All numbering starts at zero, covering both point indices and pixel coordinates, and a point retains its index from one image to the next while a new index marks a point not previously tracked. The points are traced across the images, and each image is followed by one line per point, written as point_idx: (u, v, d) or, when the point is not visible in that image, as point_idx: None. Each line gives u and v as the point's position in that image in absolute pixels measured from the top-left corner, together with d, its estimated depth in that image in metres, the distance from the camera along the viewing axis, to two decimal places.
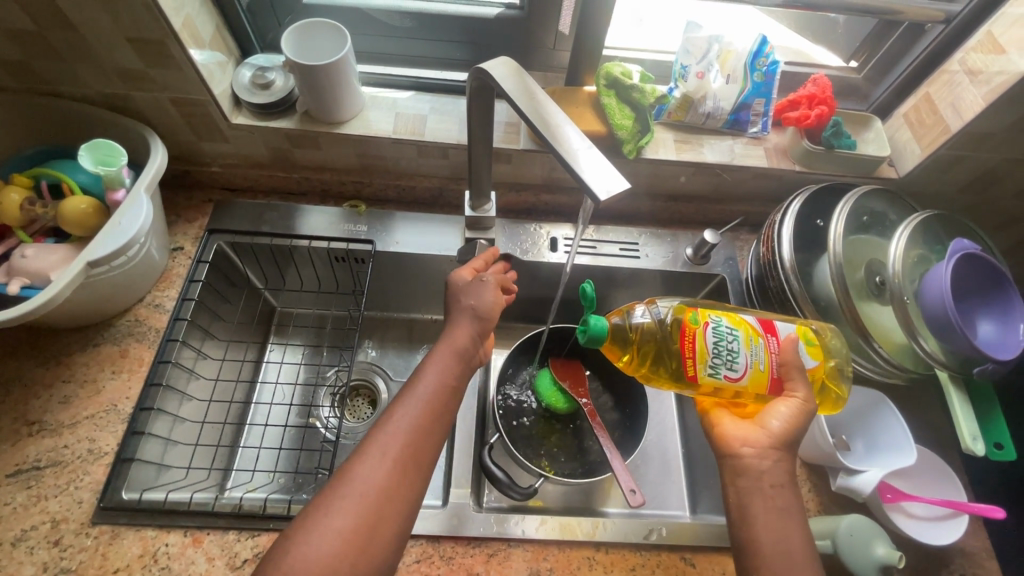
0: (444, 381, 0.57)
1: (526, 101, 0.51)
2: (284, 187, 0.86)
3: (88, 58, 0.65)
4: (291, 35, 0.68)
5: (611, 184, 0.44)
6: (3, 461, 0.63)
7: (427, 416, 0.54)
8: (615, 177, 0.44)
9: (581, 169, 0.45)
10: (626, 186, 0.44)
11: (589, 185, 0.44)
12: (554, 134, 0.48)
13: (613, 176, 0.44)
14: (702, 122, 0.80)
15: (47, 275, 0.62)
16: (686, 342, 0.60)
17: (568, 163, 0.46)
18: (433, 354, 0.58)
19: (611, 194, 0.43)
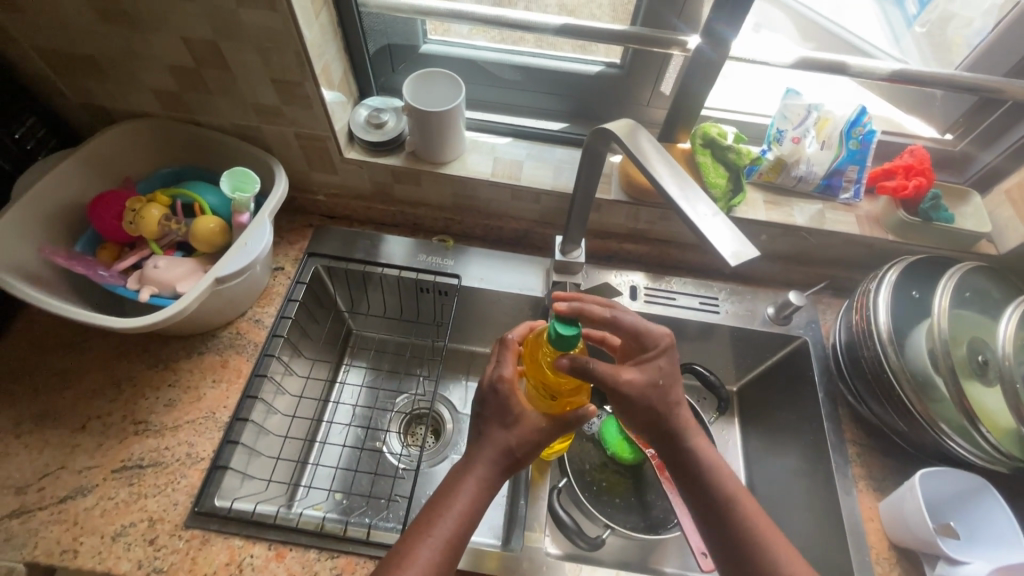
0: (461, 520, 0.55)
1: (647, 163, 0.52)
2: (379, 218, 0.91)
3: (232, 93, 0.72)
4: (413, 83, 0.74)
5: (740, 249, 0.44)
6: (110, 456, 0.67)
7: (449, 547, 0.54)
8: (746, 243, 0.43)
9: (709, 234, 0.45)
10: (755, 252, 0.44)
11: (718, 249, 0.44)
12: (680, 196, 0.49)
13: (742, 242, 0.44)
14: (793, 185, 0.81)
15: (174, 286, 0.68)
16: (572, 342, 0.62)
17: (692, 223, 0.46)
18: (458, 491, 0.56)
19: (745, 258, 0.43)
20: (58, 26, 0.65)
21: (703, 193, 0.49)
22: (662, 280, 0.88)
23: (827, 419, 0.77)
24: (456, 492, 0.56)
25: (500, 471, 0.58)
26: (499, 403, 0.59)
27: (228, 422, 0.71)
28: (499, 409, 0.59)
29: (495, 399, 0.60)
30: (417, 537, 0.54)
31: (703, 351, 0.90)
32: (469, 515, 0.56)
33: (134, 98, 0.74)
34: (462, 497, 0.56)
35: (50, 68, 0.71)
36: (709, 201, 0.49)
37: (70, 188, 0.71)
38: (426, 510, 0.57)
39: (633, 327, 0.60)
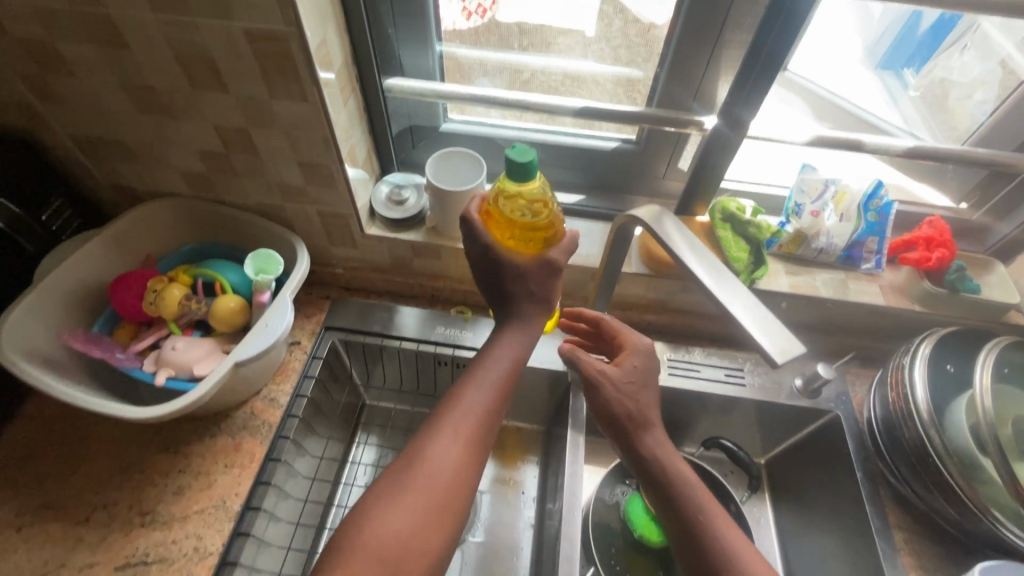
0: (498, 379, 0.55)
1: (677, 250, 0.51)
2: (397, 290, 0.90)
3: (258, 175, 0.73)
4: (435, 163, 0.76)
5: (786, 344, 0.42)
6: (113, 552, 0.64)
7: (479, 440, 0.52)
8: (792, 338, 0.42)
9: (753, 328, 0.43)
10: (802, 347, 0.42)
11: (763, 345, 0.43)
12: (719, 283, 0.47)
13: (787, 336, 0.43)
14: (814, 256, 0.81)
15: (191, 368, 0.67)
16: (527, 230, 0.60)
17: (732, 316, 0.45)
18: (493, 352, 0.56)
19: (791, 354, 0.42)
20: (95, 114, 0.67)
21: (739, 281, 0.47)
22: (684, 350, 0.87)
23: (869, 502, 0.73)
24: (482, 379, 0.55)
25: (530, 336, 0.58)
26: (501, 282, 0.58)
27: (240, 511, 0.67)
28: (497, 277, 0.58)
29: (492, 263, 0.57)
30: (442, 421, 0.52)
31: (729, 423, 0.87)
32: (493, 409, 0.54)
33: (161, 178, 0.76)
34: (500, 360, 0.56)
35: (81, 151, 0.73)
36: (745, 289, 0.47)
37: (91, 269, 0.71)
38: (456, 379, 0.56)
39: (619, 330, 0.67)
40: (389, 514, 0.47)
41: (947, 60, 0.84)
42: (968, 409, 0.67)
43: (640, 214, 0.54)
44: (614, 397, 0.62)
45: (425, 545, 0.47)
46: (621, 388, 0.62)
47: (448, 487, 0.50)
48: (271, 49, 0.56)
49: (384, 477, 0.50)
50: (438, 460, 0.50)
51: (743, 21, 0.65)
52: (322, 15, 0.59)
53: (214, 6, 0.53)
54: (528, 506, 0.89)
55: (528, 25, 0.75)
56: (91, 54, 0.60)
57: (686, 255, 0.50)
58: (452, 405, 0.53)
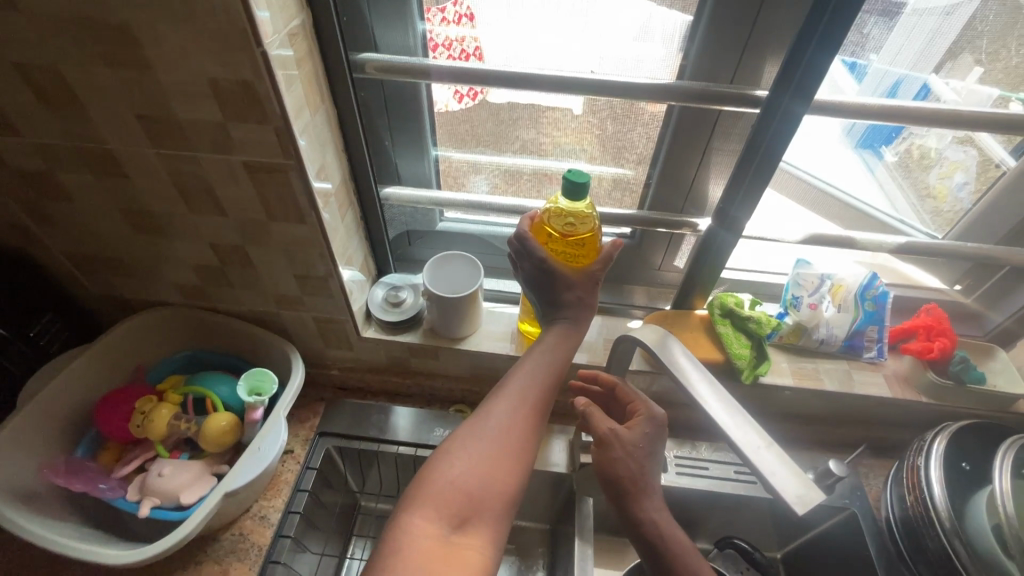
0: (554, 357, 0.59)
1: (687, 381, 0.49)
2: (394, 389, 0.88)
3: (254, 286, 0.72)
4: (432, 267, 0.76)
5: (805, 492, 0.41)
6: None
7: (541, 401, 0.56)
8: (811, 486, 0.41)
9: (772, 475, 0.42)
10: (822, 495, 0.41)
11: (781, 491, 0.42)
12: (734, 420, 0.46)
13: (804, 483, 0.42)
14: (815, 347, 0.80)
15: (177, 496, 0.63)
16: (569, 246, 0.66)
17: (746, 456, 0.43)
18: (546, 332, 0.61)
19: (812, 504, 0.40)
20: (90, 233, 0.67)
21: (752, 418, 0.46)
22: (691, 446, 0.84)
23: None
24: (540, 358, 0.59)
25: (580, 321, 0.62)
26: (552, 280, 0.61)
27: None
28: (550, 281, 0.62)
29: (543, 275, 0.61)
30: (504, 389, 0.57)
31: (741, 522, 0.83)
32: (549, 375, 0.58)
33: (154, 290, 0.75)
34: (554, 339, 0.60)
35: (74, 267, 0.72)
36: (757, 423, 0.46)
37: (78, 389, 0.69)
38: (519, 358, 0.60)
39: (627, 393, 0.63)
40: (459, 463, 0.51)
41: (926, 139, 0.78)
42: (989, 512, 0.64)
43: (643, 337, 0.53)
44: (618, 463, 0.58)
45: (499, 486, 0.51)
46: (628, 455, 0.58)
47: (514, 439, 0.53)
48: (270, 177, 0.57)
49: (455, 435, 0.54)
50: (502, 420, 0.54)
51: (730, 131, 0.68)
52: (320, 141, 0.60)
53: (215, 142, 0.54)
54: None
55: (517, 104, 0.71)
56: (90, 183, 0.60)
57: (698, 386, 0.49)
58: (515, 371, 0.58)
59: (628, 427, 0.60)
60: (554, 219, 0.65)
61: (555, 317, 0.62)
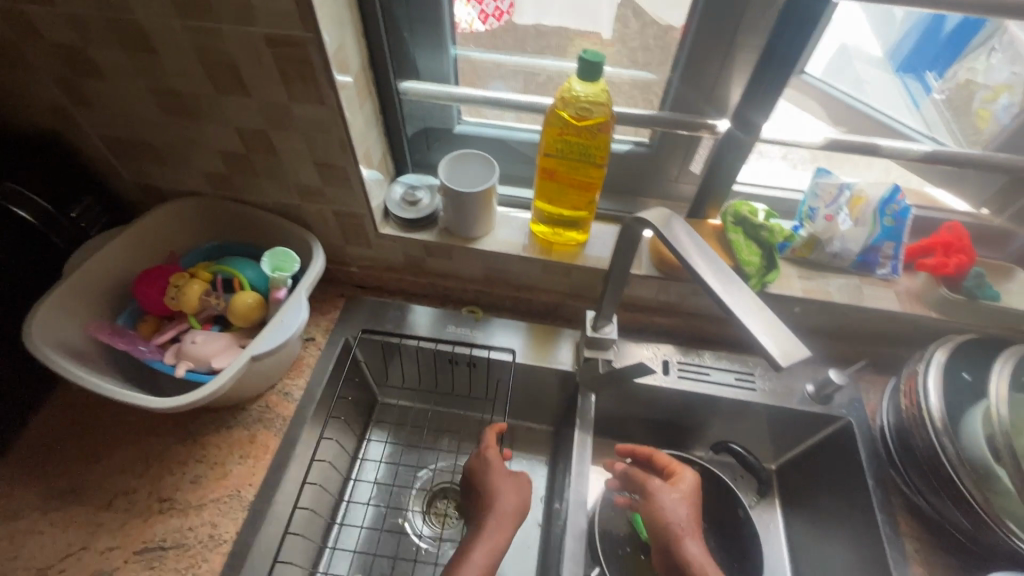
0: (513, 493, 0.70)
1: (688, 257, 0.51)
2: (410, 289, 0.92)
3: (277, 175, 0.75)
4: (448, 163, 0.76)
5: (789, 348, 0.43)
6: (132, 537, 0.66)
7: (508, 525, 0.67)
8: (796, 342, 0.43)
9: (759, 332, 0.44)
10: (806, 351, 0.43)
11: (767, 347, 0.44)
12: (728, 291, 0.48)
13: (791, 339, 0.44)
14: (828, 261, 0.80)
15: (209, 361, 0.69)
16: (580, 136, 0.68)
17: (737, 317, 0.46)
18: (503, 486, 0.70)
19: (794, 358, 0.43)
20: (122, 116, 0.70)
21: (745, 287, 0.48)
22: (695, 353, 0.86)
23: (880, 510, 0.72)
24: (501, 488, 0.70)
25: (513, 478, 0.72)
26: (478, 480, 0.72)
27: (254, 501, 0.69)
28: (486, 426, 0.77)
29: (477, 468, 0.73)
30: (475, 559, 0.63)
31: (738, 428, 0.87)
32: (496, 546, 0.64)
33: (184, 178, 0.78)
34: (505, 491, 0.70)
35: (110, 151, 0.76)
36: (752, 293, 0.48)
37: (117, 264, 0.74)
38: (463, 544, 0.65)
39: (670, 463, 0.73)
40: None
41: (974, 61, 0.82)
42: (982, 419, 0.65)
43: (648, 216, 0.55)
44: (667, 514, 0.66)
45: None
46: (675, 506, 0.67)
47: (487, 563, 0.62)
48: (290, 54, 0.58)
49: None
50: (500, 484, 0.71)
51: (756, 25, 0.65)
52: (339, 20, 0.61)
53: (236, 13, 0.55)
54: (536, 507, 0.87)
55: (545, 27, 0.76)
56: (120, 59, 0.62)
57: (697, 261, 0.50)
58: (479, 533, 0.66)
59: (672, 486, 0.69)
60: (568, 106, 0.66)
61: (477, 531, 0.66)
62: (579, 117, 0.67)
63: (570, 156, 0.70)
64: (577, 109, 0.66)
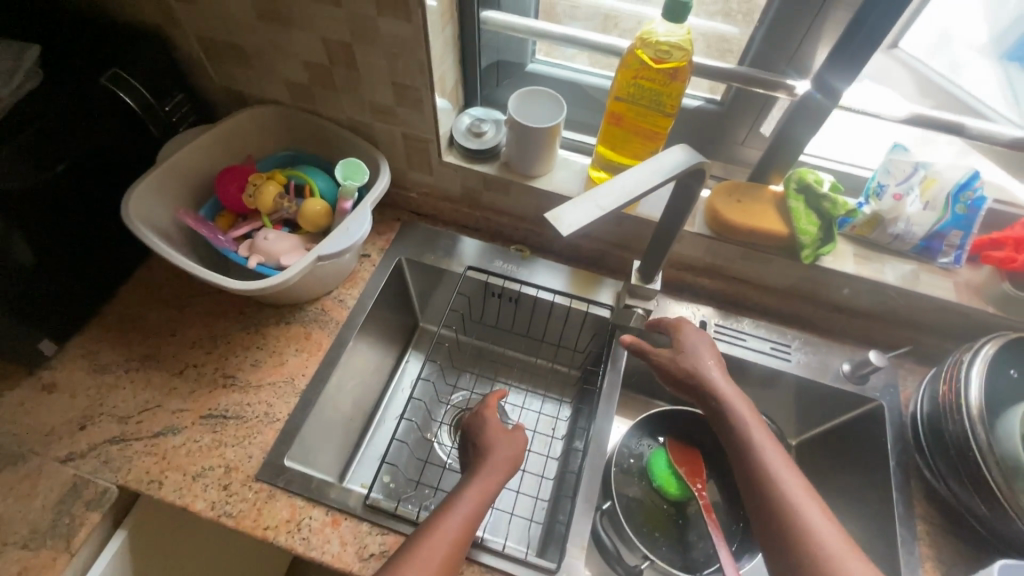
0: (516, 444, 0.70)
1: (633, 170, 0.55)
2: (463, 221, 0.95)
3: (354, 92, 0.78)
4: (518, 97, 0.77)
5: (566, 219, 0.49)
6: (198, 403, 0.74)
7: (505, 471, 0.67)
8: (562, 215, 0.48)
9: (575, 200, 0.50)
10: (562, 229, 0.48)
11: (564, 207, 0.50)
12: (619, 192, 0.52)
13: (584, 225, 0.48)
14: (887, 242, 0.78)
15: (278, 257, 0.74)
16: (654, 80, 0.68)
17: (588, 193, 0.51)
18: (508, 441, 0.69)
19: (568, 229, 0.47)
20: (218, 16, 0.73)
21: (626, 200, 0.51)
22: (734, 319, 0.87)
23: (896, 490, 0.73)
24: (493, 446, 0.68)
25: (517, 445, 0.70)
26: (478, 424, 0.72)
27: (305, 390, 0.76)
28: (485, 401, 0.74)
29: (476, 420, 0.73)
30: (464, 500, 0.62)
31: (765, 397, 0.88)
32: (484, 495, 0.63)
33: (267, 86, 0.82)
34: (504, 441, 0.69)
35: (202, 53, 0.80)
36: (620, 202, 0.51)
37: (202, 158, 0.80)
38: (452, 492, 0.64)
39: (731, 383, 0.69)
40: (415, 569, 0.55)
41: None
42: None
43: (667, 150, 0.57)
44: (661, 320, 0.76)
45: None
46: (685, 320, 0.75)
47: (481, 502, 0.63)
48: None
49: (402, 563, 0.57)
50: (493, 434, 0.70)
51: None
52: None
53: None
54: (548, 442, 0.89)
55: None
56: None
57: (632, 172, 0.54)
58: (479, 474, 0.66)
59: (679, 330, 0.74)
60: (648, 47, 0.66)
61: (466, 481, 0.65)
62: (658, 59, 0.66)
63: (636, 99, 0.71)
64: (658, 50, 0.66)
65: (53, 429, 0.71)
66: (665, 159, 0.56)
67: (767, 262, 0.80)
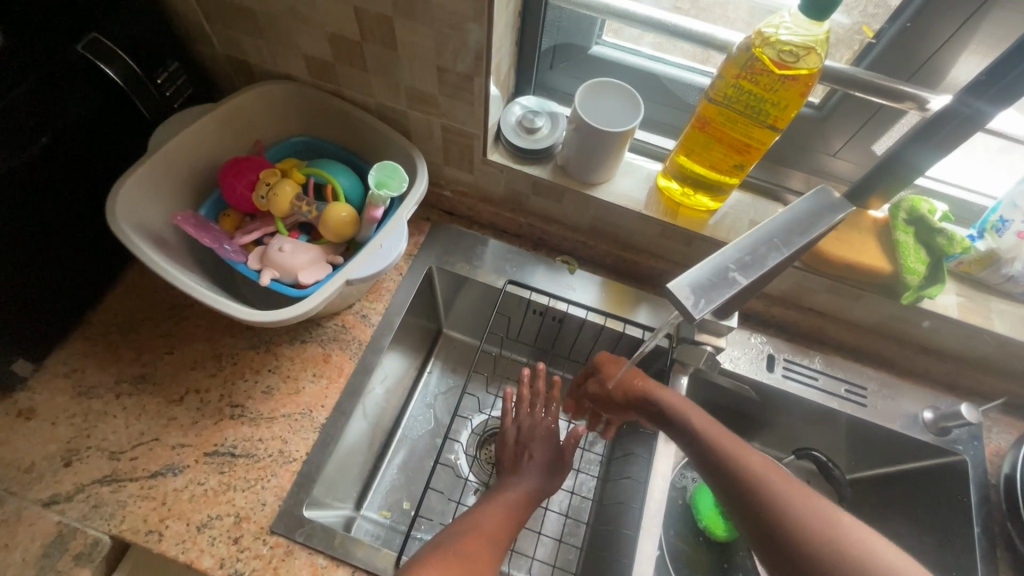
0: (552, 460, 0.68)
1: (771, 221, 0.46)
2: (503, 225, 0.83)
3: (389, 75, 0.65)
4: (587, 91, 0.65)
5: (697, 298, 0.41)
6: (202, 437, 0.64)
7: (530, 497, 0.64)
8: (689, 295, 0.41)
9: (701, 269, 0.43)
10: (691, 312, 0.40)
11: (689, 279, 0.42)
12: (755, 258, 0.44)
13: (716, 303, 0.41)
14: (997, 282, 0.68)
15: (295, 273, 0.63)
16: (765, 90, 0.55)
17: (716, 256, 0.44)
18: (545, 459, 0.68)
19: (702, 312, 0.40)
20: None
21: (763, 269, 0.43)
22: (804, 354, 0.78)
23: (981, 562, 0.67)
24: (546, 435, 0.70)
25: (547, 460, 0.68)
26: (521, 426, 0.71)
27: (325, 424, 0.67)
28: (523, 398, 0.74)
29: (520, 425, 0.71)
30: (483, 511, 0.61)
31: (828, 438, 0.80)
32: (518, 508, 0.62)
33: (281, 59, 0.68)
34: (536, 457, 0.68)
35: (202, 14, 0.65)
36: (756, 270, 0.43)
37: (202, 146, 0.67)
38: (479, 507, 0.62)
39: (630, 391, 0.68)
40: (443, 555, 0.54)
41: None
42: None
43: (809, 193, 0.49)
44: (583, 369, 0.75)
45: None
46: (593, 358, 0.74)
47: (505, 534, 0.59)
48: None
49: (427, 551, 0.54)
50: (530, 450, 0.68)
51: None
52: None
53: None
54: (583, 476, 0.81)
55: None
56: None
57: (768, 226, 0.46)
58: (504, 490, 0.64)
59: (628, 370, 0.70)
60: (766, 46, 0.54)
61: (512, 474, 0.66)
62: (777, 62, 0.53)
63: (735, 104, 0.58)
64: (779, 51, 0.53)
65: (32, 466, 0.61)
66: (803, 206, 0.47)
67: (855, 297, 0.71)
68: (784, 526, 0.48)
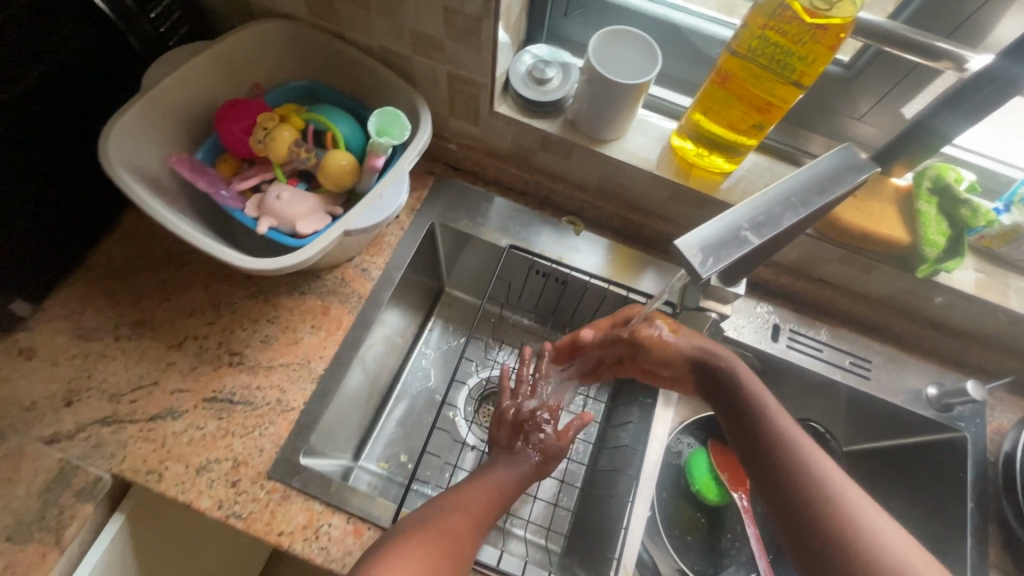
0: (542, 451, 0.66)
1: (790, 177, 0.44)
2: (508, 181, 0.80)
3: (393, 16, 0.61)
4: (602, 40, 0.61)
5: (706, 257, 0.40)
6: (200, 383, 0.65)
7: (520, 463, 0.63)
8: (700, 253, 0.40)
9: (714, 225, 0.41)
10: (700, 271, 0.39)
11: (700, 236, 0.41)
12: (768, 217, 0.42)
13: (724, 263, 0.40)
14: (1019, 258, 0.66)
15: (293, 222, 0.61)
16: (792, 41, 0.52)
17: (730, 213, 0.42)
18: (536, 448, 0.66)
19: (709, 272, 0.39)
20: None
21: (776, 230, 0.42)
22: (810, 324, 0.76)
23: (972, 537, 0.67)
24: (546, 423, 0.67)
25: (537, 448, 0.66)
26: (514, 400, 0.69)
27: (322, 375, 0.67)
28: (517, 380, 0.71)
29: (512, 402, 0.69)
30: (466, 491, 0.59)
31: (829, 410, 0.79)
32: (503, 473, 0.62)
33: None
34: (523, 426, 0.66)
35: None
36: (768, 230, 0.42)
37: (198, 87, 0.65)
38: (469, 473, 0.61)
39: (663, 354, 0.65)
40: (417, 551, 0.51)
41: None
42: None
43: (834, 150, 0.47)
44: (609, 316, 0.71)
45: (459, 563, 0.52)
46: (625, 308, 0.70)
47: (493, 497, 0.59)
48: None
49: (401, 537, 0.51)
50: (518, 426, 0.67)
51: None
52: None
53: None
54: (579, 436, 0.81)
55: None
56: None
57: (787, 183, 0.44)
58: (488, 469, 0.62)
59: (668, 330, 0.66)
60: None
61: (508, 431, 0.66)
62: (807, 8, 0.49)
63: (759, 57, 0.54)
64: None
65: (34, 404, 0.61)
66: (826, 164, 0.45)
67: (868, 268, 0.68)
68: (795, 484, 0.49)
